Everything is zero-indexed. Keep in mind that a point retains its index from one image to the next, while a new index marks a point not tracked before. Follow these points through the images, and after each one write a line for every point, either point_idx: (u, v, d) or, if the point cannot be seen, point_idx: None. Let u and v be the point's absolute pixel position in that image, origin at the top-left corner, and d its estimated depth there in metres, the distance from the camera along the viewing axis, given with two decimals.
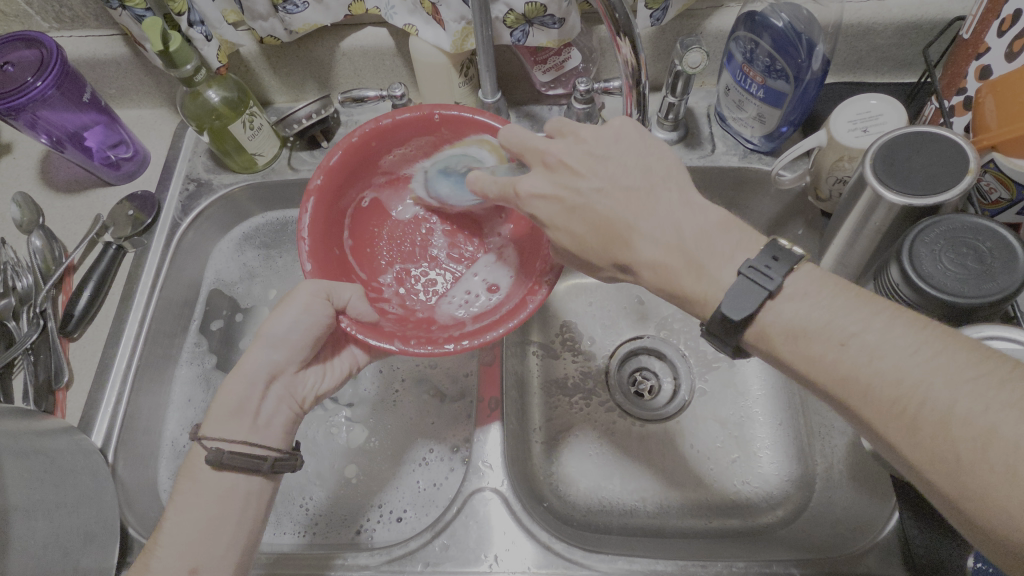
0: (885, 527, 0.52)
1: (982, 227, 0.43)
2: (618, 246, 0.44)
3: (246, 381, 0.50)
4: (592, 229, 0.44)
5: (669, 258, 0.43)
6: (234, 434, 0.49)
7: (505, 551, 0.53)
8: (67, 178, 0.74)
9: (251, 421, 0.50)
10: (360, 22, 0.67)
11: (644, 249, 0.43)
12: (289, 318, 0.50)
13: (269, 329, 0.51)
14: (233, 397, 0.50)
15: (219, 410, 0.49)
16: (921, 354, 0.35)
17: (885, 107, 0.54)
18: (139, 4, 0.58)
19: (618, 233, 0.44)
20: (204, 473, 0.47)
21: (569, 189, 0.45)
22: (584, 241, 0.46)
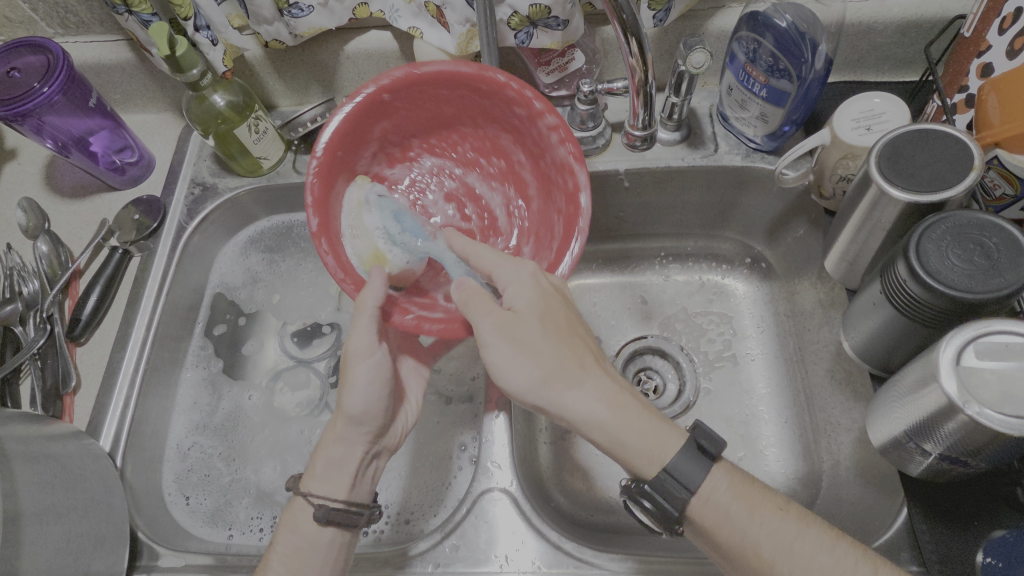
0: (889, 527, 0.50)
1: (988, 223, 0.43)
2: (558, 382, 0.45)
3: (342, 447, 0.52)
4: (550, 346, 0.46)
5: (606, 413, 0.45)
6: (335, 493, 0.51)
7: (515, 551, 0.53)
8: (72, 183, 0.74)
9: (349, 482, 0.52)
10: (365, 26, 0.67)
11: (572, 400, 0.45)
12: (366, 373, 0.52)
13: (349, 406, 0.52)
14: (334, 459, 0.52)
15: (320, 472, 0.52)
16: (827, 540, 0.42)
17: (888, 105, 0.55)
18: (146, 9, 0.58)
19: (577, 358, 0.46)
20: (308, 527, 0.50)
21: (548, 292, 0.49)
22: (530, 342, 0.46)
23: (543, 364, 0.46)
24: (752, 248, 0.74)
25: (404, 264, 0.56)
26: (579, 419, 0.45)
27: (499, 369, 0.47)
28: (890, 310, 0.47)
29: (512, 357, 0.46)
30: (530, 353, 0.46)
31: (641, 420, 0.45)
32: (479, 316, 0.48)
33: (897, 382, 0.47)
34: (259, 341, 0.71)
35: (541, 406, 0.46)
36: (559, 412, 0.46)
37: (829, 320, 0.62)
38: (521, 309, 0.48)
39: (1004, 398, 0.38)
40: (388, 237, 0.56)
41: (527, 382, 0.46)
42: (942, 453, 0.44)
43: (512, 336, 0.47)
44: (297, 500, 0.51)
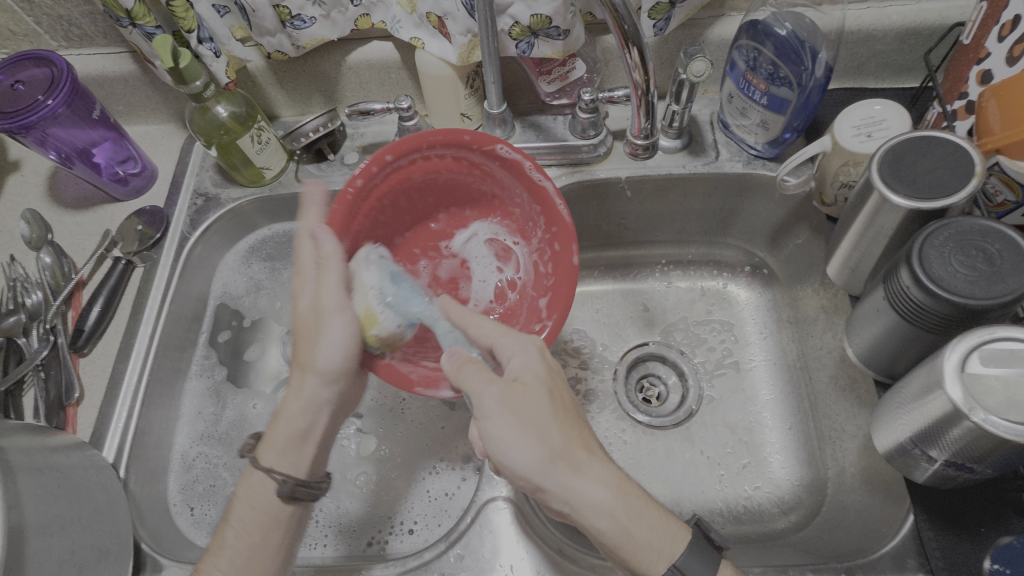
0: (896, 533, 0.50)
1: (990, 230, 0.43)
2: (558, 468, 0.42)
3: (308, 403, 0.52)
4: (554, 427, 0.43)
5: (607, 510, 0.43)
6: (294, 467, 0.51)
7: (519, 560, 0.53)
8: (75, 195, 0.74)
9: (311, 453, 0.52)
10: (366, 37, 0.68)
11: (562, 490, 0.42)
12: (336, 284, 0.52)
13: (323, 300, 0.52)
14: (295, 428, 0.52)
15: (280, 441, 0.51)
16: None
17: (888, 112, 0.55)
18: (150, 22, 0.59)
19: (578, 446, 0.44)
20: (269, 501, 0.50)
21: (547, 368, 0.46)
22: (520, 426, 0.43)
23: (548, 446, 0.43)
24: (754, 255, 0.74)
25: (395, 328, 0.54)
26: (574, 509, 0.43)
27: (498, 452, 0.43)
28: (895, 317, 0.47)
29: (510, 436, 0.43)
30: (528, 434, 0.43)
31: (644, 522, 0.43)
32: (481, 385, 0.44)
33: (902, 388, 0.47)
34: (260, 350, 0.71)
35: (545, 491, 0.43)
36: (556, 496, 0.43)
37: (832, 326, 0.62)
38: (525, 382, 0.45)
39: (1009, 405, 0.38)
40: (382, 294, 0.55)
41: (521, 471, 0.42)
42: (948, 460, 0.43)
43: (520, 413, 0.43)
44: (255, 473, 0.50)
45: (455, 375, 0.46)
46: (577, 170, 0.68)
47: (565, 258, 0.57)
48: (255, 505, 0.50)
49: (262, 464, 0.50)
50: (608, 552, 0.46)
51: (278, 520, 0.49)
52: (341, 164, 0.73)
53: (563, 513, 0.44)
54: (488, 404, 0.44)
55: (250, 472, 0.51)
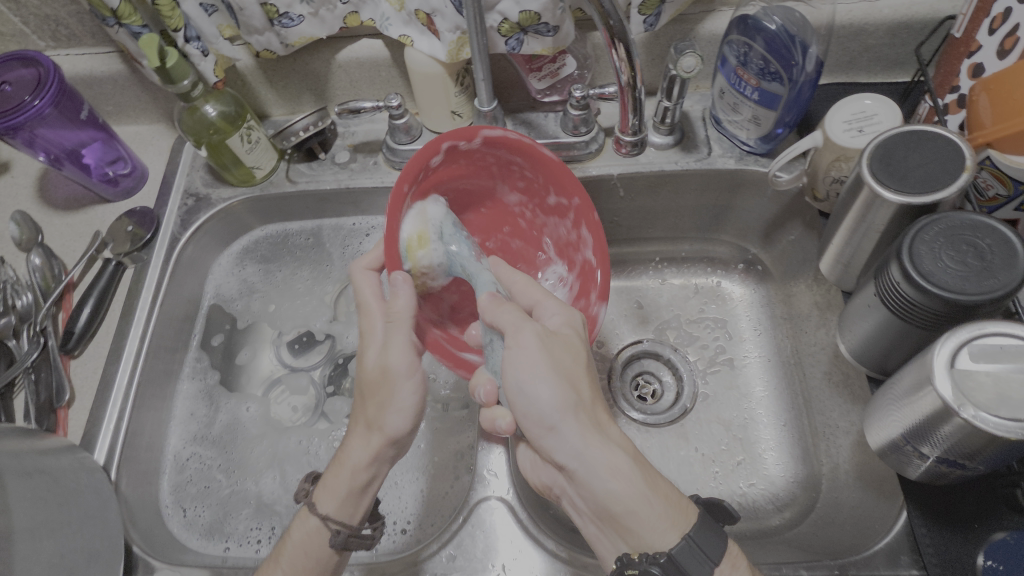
0: (891, 530, 0.50)
1: (981, 224, 0.43)
2: (581, 416, 0.42)
3: (374, 458, 0.49)
4: (583, 377, 0.43)
5: (615, 485, 0.40)
6: (349, 517, 0.50)
7: (512, 560, 0.52)
8: (65, 196, 0.74)
9: (366, 504, 0.51)
10: (355, 34, 0.67)
11: (577, 439, 0.41)
12: (407, 345, 0.49)
13: (391, 362, 0.49)
14: (356, 481, 0.49)
15: (341, 492, 0.49)
16: None
17: (879, 107, 0.55)
18: (136, 21, 0.59)
19: (602, 409, 0.43)
20: (321, 550, 0.49)
21: (584, 336, 0.47)
22: (555, 369, 0.42)
23: (572, 393, 0.42)
24: (747, 251, 0.74)
25: (436, 264, 0.55)
26: (583, 465, 0.41)
27: (519, 388, 0.42)
28: (886, 312, 0.47)
29: (541, 371, 0.42)
30: (558, 375, 0.42)
31: (659, 496, 0.41)
32: (516, 322, 0.45)
33: (894, 384, 0.47)
34: (253, 350, 0.70)
35: (555, 432, 0.41)
36: (569, 445, 0.41)
37: (825, 322, 0.62)
38: (564, 334, 0.45)
39: (1000, 401, 0.38)
40: (443, 235, 0.54)
41: (541, 408, 0.41)
42: (940, 456, 0.43)
43: (555, 357, 0.43)
44: (310, 521, 0.49)
45: (491, 311, 0.47)
46: (569, 167, 0.68)
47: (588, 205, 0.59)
48: (304, 548, 0.49)
49: (320, 512, 0.49)
50: (604, 530, 0.43)
51: (325, 566, 0.49)
52: (331, 163, 0.73)
53: (568, 472, 0.42)
54: (534, 339, 0.44)
55: (305, 515, 0.50)
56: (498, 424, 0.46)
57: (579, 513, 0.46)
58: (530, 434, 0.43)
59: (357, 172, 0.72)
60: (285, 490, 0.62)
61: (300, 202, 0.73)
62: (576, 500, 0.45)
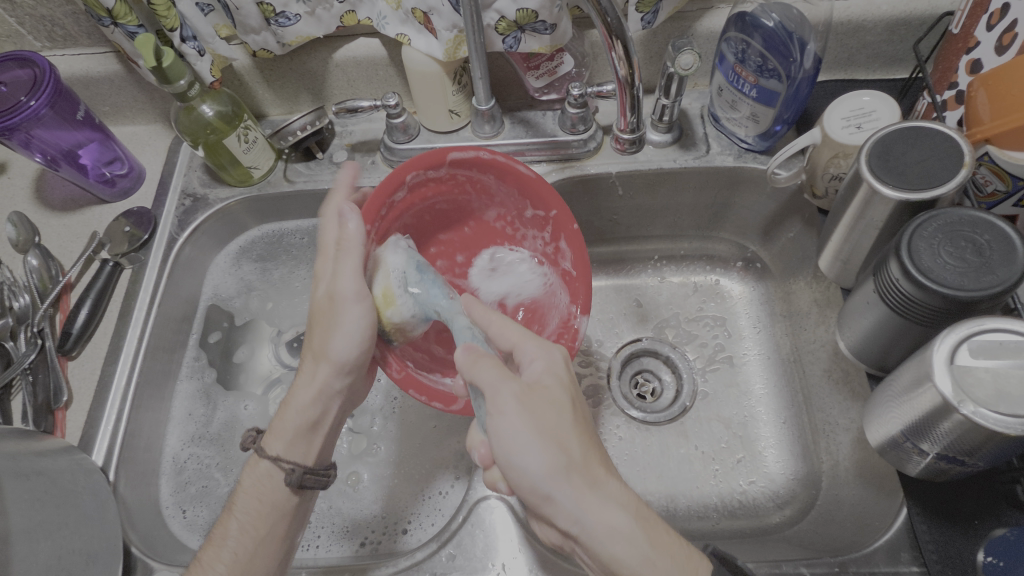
0: (891, 527, 0.50)
1: (980, 220, 0.43)
2: (575, 479, 0.40)
3: (319, 392, 0.53)
4: (574, 433, 0.42)
5: (620, 545, 0.40)
6: (300, 454, 0.52)
7: (512, 559, 0.52)
8: (62, 197, 0.74)
9: (318, 444, 0.54)
10: (352, 33, 0.67)
11: (575, 504, 0.40)
12: (355, 270, 0.51)
13: (338, 288, 0.51)
14: (305, 419, 0.53)
15: (289, 431, 0.52)
16: None
17: (878, 103, 0.55)
18: (132, 21, 0.58)
19: (597, 460, 0.42)
20: (275, 489, 0.51)
21: (569, 380, 0.45)
22: (539, 432, 0.41)
23: (565, 453, 0.40)
24: (746, 249, 0.74)
25: (410, 316, 0.54)
26: (583, 528, 0.40)
27: (506, 455, 0.41)
28: (886, 309, 0.47)
29: (526, 437, 0.40)
30: (544, 439, 0.40)
31: (664, 550, 0.40)
32: (497, 381, 0.43)
33: (894, 381, 0.46)
34: (252, 350, 0.70)
35: (550, 499, 0.40)
36: (565, 510, 0.40)
37: (825, 320, 0.62)
38: (545, 386, 0.44)
39: (999, 397, 0.38)
40: (406, 282, 0.54)
41: (531, 476, 0.40)
42: (940, 453, 0.43)
43: (541, 416, 0.42)
44: (261, 462, 0.52)
45: (470, 369, 0.44)
46: (567, 166, 0.68)
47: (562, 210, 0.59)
48: (258, 492, 0.51)
49: (269, 453, 0.52)
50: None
51: (282, 506, 0.51)
52: (329, 163, 0.72)
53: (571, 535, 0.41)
54: (510, 401, 0.42)
55: (256, 460, 0.52)
56: (498, 486, 0.48)
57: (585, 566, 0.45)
58: (526, 500, 0.42)
59: None
60: None
61: (298, 201, 0.73)
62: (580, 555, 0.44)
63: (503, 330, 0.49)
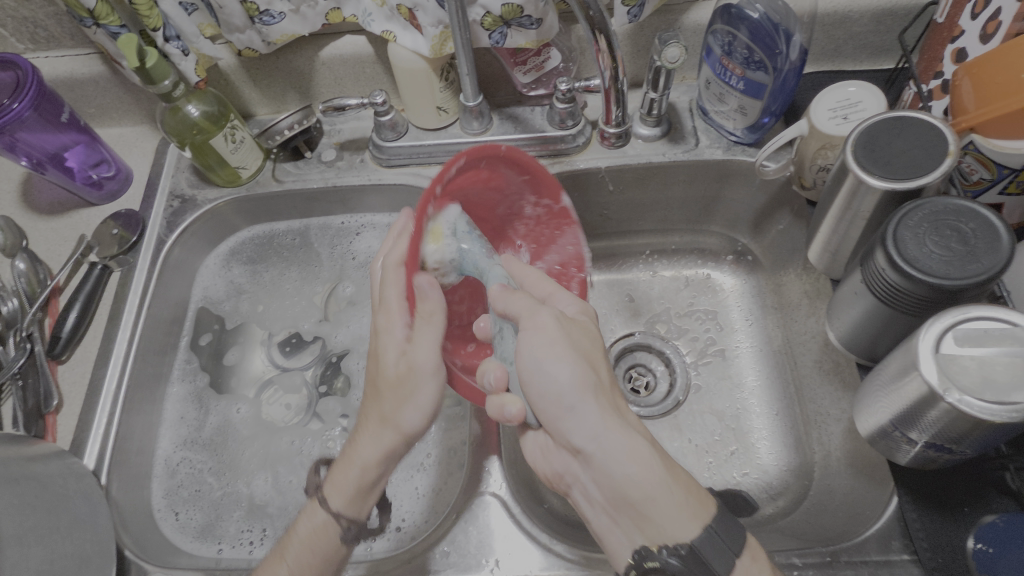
0: (881, 516, 0.50)
1: (965, 209, 0.43)
2: (601, 398, 0.41)
3: (385, 455, 0.51)
4: (603, 360, 0.44)
5: (641, 475, 0.39)
6: (352, 506, 0.51)
7: (506, 555, 0.52)
8: (49, 201, 0.73)
9: (372, 501, 0.53)
10: (338, 31, 0.66)
11: (597, 422, 0.40)
12: (435, 345, 0.49)
13: (418, 361, 0.49)
14: (364, 480, 0.51)
15: (348, 488, 0.51)
16: None
17: (863, 93, 0.55)
18: (114, 21, 0.58)
19: (618, 391, 0.43)
20: (324, 541, 0.51)
21: (593, 318, 0.47)
22: (572, 349, 0.42)
23: (591, 373, 0.42)
24: (737, 242, 0.74)
25: (448, 259, 0.53)
26: (602, 449, 0.40)
27: (534, 365, 0.42)
28: (874, 299, 0.47)
29: (561, 353, 0.42)
30: (577, 354, 0.42)
31: (679, 483, 0.40)
32: (534, 308, 0.45)
33: (881, 371, 0.47)
34: (243, 351, 0.70)
35: (565, 416, 0.41)
36: (589, 426, 0.40)
37: (815, 311, 0.62)
38: (581, 321, 0.46)
39: (983, 384, 0.38)
40: (455, 232, 0.53)
41: (558, 384, 0.41)
42: (927, 441, 0.43)
43: (574, 340, 0.43)
44: (316, 510, 0.52)
45: (503, 299, 0.47)
46: (557, 161, 0.68)
47: (542, 172, 0.56)
48: (312, 544, 0.50)
49: (330, 508, 0.51)
50: (619, 522, 0.41)
51: (331, 558, 0.51)
52: (318, 162, 0.72)
53: (582, 457, 0.41)
54: (552, 321, 0.44)
55: (315, 509, 0.52)
56: (506, 410, 0.45)
57: (585, 500, 0.44)
58: (543, 418, 0.43)
59: (343, 170, 0.71)
60: (277, 491, 0.62)
61: (287, 201, 0.73)
62: (585, 487, 0.43)
63: (532, 278, 0.51)
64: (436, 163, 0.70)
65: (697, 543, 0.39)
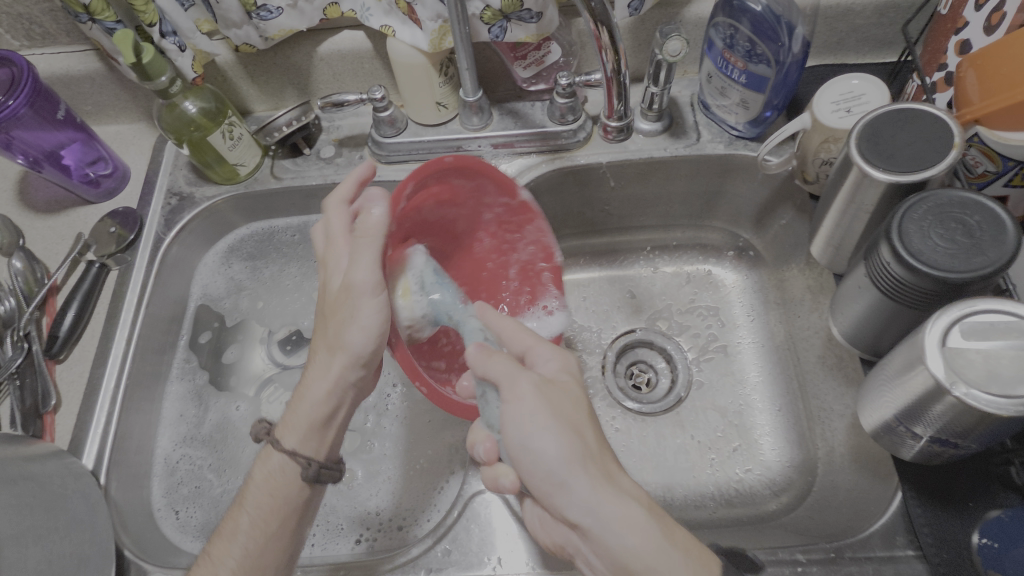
0: (886, 511, 0.50)
1: (969, 201, 0.43)
2: (590, 468, 0.39)
3: (334, 385, 0.50)
4: (591, 426, 0.41)
5: (638, 543, 0.38)
6: (309, 445, 0.50)
7: (508, 553, 0.52)
8: (47, 199, 0.72)
9: (331, 438, 0.52)
10: (337, 26, 0.66)
11: (589, 492, 0.39)
12: (372, 259, 0.48)
13: (355, 278, 0.48)
14: (317, 417, 0.50)
15: (301, 426, 0.50)
16: None
17: (867, 86, 0.54)
18: (110, 16, 0.57)
19: (609, 459, 0.41)
20: (282, 481, 0.49)
21: (578, 377, 0.44)
22: (556, 418, 0.40)
23: (578, 444, 0.40)
24: (738, 237, 0.74)
25: (420, 315, 0.55)
26: (597, 521, 0.39)
27: (522, 442, 0.40)
28: (878, 294, 0.47)
29: (545, 423, 0.40)
30: (561, 424, 0.40)
31: (679, 547, 0.39)
32: (509, 370, 0.43)
33: (886, 365, 0.46)
34: (242, 349, 0.69)
35: (559, 486, 0.39)
36: (581, 501, 0.39)
37: (819, 306, 0.61)
38: (562, 382, 0.43)
39: (990, 377, 0.38)
40: (423, 285, 0.55)
41: (548, 461, 0.39)
42: (933, 436, 0.43)
43: (559, 410, 0.41)
44: (272, 452, 0.50)
45: (482, 362, 0.44)
46: (557, 156, 0.67)
47: (499, 174, 0.57)
48: (271, 485, 0.50)
49: (284, 447, 0.50)
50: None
51: (289, 501, 0.49)
52: (317, 158, 0.71)
53: (580, 530, 0.40)
54: (530, 389, 0.41)
55: (270, 453, 0.51)
56: (500, 482, 0.44)
57: (591, 569, 0.42)
58: (535, 491, 0.41)
59: (342, 166, 0.71)
60: None
61: (286, 198, 0.72)
62: (588, 557, 0.42)
63: (510, 332, 0.48)
64: (436, 158, 0.69)
65: None
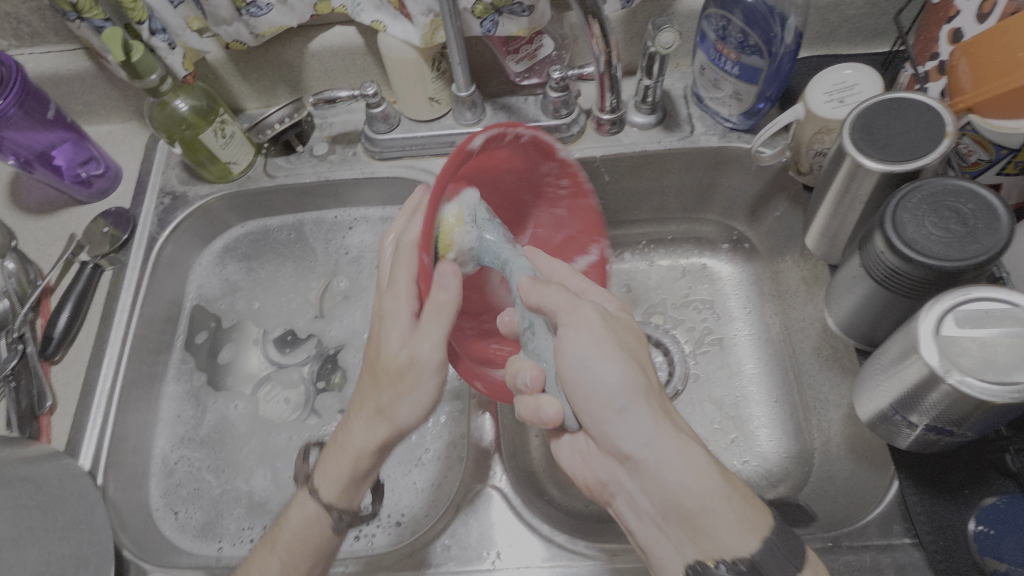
0: (882, 500, 0.50)
1: (963, 189, 0.43)
2: (650, 400, 0.42)
3: (378, 449, 0.49)
4: (647, 371, 0.43)
5: (697, 484, 0.39)
6: (344, 497, 0.50)
7: (508, 547, 0.52)
8: (38, 200, 0.72)
9: (365, 488, 0.51)
10: (328, 22, 0.66)
11: (647, 423, 0.41)
12: (440, 338, 0.46)
13: (421, 354, 0.46)
14: (356, 469, 0.50)
15: (340, 479, 0.50)
16: None
17: (859, 76, 0.54)
18: (98, 15, 0.57)
19: (661, 398, 0.43)
20: (313, 523, 0.50)
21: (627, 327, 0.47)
22: (620, 349, 0.43)
23: (634, 378, 0.42)
24: (733, 229, 0.74)
25: (466, 250, 0.52)
26: (650, 451, 0.40)
27: (581, 366, 0.42)
28: (872, 283, 0.47)
29: (608, 355, 0.42)
30: (625, 355, 0.43)
31: (739, 495, 0.40)
32: (563, 304, 0.45)
33: (881, 355, 0.46)
34: (237, 349, 0.69)
35: (617, 413, 0.41)
36: (640, 429, 0.41)
37: (813, 297, 0.62)
38: (621, 322, 0.46)
39: (985, 365, 0.38)
40: (476, 220, 0.52)
41: (608, 387, 0.41)
42: (928, 424, 0.43)
43: (620, 343, 0.44)
44: (305, 498, 0.51)
45: (533, 298, 0.47)
46: None
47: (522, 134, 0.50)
48: (304, 534, 0.50)
49: (321, 499, 0.50)
50: (667, 533, 0.41)
51: (324, 545, 0.50)
52: (310, 156, 0.71)
53: (632, 465, 0.41)
54: (597, 320, 0.44)
55: (304, 499, 0.51)
56: (544, 413, 0.45)
57: (631, 514, 0.43)
58: (586, 422, 0.43)
59: (336, 163, 0.70)
60: (277, 488, 0.61)
61: (280, 195, 0.72)
62: (635, 497, 0.42)
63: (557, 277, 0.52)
64: (429, 154, 0.69)
65: (758, 560, 0.38)
